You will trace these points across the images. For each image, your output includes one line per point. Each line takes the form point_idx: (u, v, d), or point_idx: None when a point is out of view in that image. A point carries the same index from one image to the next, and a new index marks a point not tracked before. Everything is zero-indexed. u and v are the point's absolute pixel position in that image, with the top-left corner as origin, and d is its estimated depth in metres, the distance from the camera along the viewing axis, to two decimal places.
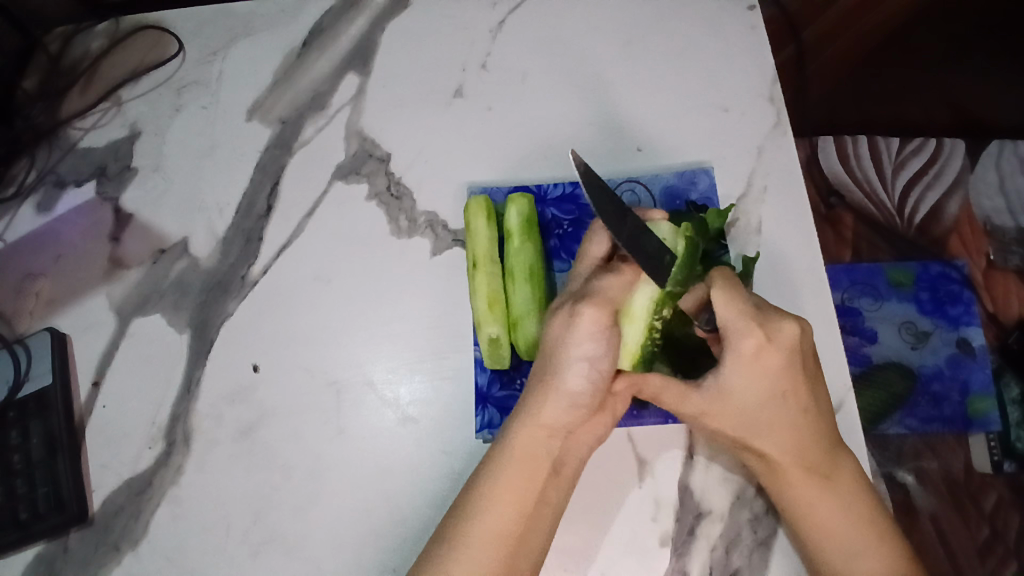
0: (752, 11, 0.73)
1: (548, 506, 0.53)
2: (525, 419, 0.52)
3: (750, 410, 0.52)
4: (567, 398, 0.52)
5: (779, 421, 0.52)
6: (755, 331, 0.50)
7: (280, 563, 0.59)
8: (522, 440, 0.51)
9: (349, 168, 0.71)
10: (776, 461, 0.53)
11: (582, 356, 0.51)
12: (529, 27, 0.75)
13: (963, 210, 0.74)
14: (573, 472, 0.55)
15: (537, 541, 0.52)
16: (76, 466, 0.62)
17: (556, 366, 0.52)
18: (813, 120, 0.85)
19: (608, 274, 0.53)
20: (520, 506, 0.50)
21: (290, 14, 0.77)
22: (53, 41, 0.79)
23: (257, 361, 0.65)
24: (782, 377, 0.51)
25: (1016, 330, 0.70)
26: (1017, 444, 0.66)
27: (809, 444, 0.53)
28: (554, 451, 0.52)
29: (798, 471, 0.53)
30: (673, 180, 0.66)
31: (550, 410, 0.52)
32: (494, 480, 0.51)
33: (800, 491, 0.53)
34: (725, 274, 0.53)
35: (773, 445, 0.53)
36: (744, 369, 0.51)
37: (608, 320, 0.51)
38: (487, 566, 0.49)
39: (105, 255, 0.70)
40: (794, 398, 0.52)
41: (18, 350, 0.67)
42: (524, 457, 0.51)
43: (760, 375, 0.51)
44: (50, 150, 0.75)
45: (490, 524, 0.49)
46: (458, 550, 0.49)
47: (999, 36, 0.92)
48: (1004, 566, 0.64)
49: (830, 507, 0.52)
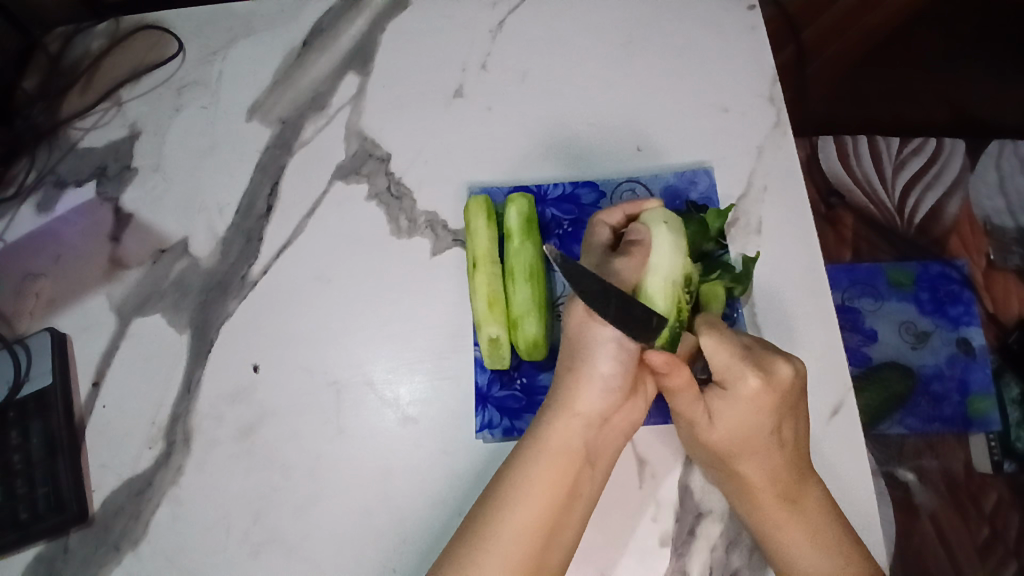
0: (752, 11, 0.73)
1: (580, 496, 0.52)
2: (560, 406, 0.53)
3: (733, 441, 0.53)
4: (599, 381, 0.53)
5: (759, 447, 0.54)
6: (750, 372, 0.52)
7: (280, 563, 0.59)
8: (556, 428, 0.52)
9: (349, 168, 0.71)
10: (754, 485, 0.54)
11: (611, 341, 0.53)
12: (528, 27, 0.75)
13: (963, 210, 0.74)
14: (607, 462, 0.54)
15: (567, 534, 0.52)
16: (75, 467, 0.62)
17: (587, 350, 0.53)
18: (814, 119, 0.85)
19: (621, 257, 0.56)
20: (552, 496, 0.50)
21: (290, 14, 0.77)
22: (53, 41, 0.79)
23: (257, 361, 0.65)
24: (774, 411, 0.52)
25: (1016, 330, 0.70)
26: (1017, 444, 0.66)
27: (784, 471, 0.53)
28: (588, 440, 0.53)
29: (769, 496, 0.54)
30: (673, 180, 0.67)
31: (581, 397, 0.52)
32: (527, 471, 0.51)
33: (772, 515, 0.54)
34: (708, 320, 0.54)
35: (749, 469, 0.54)
36: (736, 399, 0.53)
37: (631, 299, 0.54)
38: (517, 556, 0.48)
39: (105, 255, 0.70)
40: (776, 430, 0.53)
41: (18, 350, 0.67)
42: (557, 446, 0.52)
43: (750, 406, 0.52)
44: (50, 150, 0.75)
45: (523, 515, 0.49)
46: (488, 541, 0.49)
47: (998, 35, 0.92)
48: (1004, 566, 0.64)
49: (803, 535, 0.53)
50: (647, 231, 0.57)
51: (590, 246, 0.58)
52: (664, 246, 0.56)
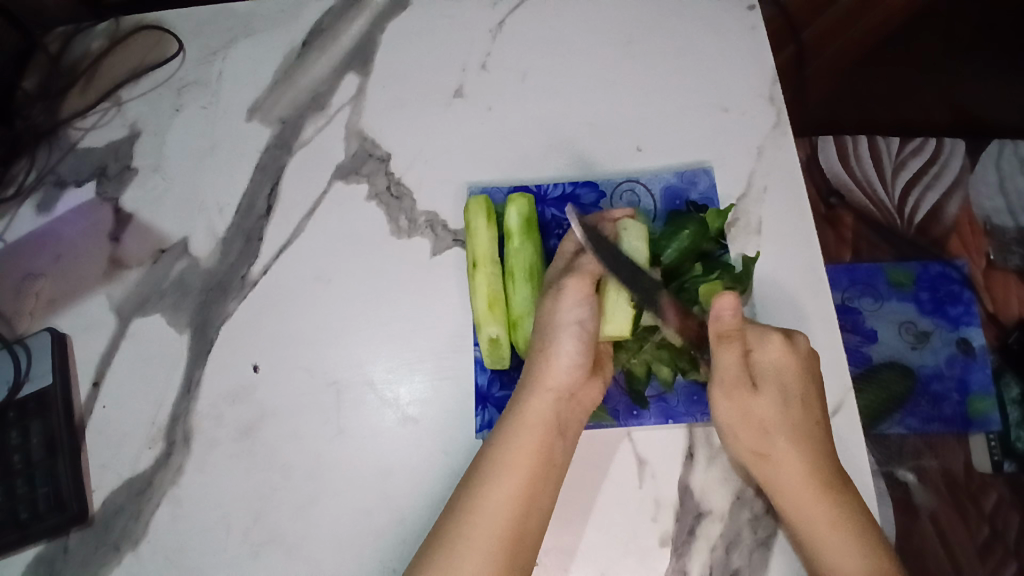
0: (752, 11, 0.73)
1: (556, 467, 0.52)
2: (533, 386, 0.53)
3: (765, 420, 0.55)
4: (566, 357, 0.54)
5: (797, 425, 0.54)
6: (778, 338, 0.55)
7: (280, 563, 0.59)
8: (530, 404, 0.53)
9: (349, 168, 0.71)
10: (787, 471, 0.54)
11: (575, 322, 0.54)
12: (528, 27, 0.75)
13: (963, 210, 0.74)
14: (577, 436, 0.55)
15: (548, 503, 0.51)
16: (75, 467, 0.62)
17: (551, 332, 0.54)
18: (812, 121, 0.86)
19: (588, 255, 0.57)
20: (530, 465, 0.51)
21: (290, 14, 0.77)
22: (53, 41, 0.79)
23: (257, 361, 0.65)
24: (800, 388, 0.55)
25: (1016, 330, 0.69)
26: (1017, 444, 0.66)
27: (820, 452, 0.54)
28: (559, 413, 0.53)
29: (812, 482, 0.53)
30: (673, 180, 0.66)
31: (550, 372, 0.54)
32: (505, 444, 0.51)
33: (808, 505, 0.52)
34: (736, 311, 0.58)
35: (791, 451, 0.54)
36: (768, 370, 0.55)
37: (593, 285, 0.54)
38: (502, 526, 0.48)
39: (105, 255, 0.70)
40: (809, 407, 0.55)
41: (18, 350, 0.67)
42: (534, 418, 0.52)
43: (778, 378, 0.55)
44: (50, 150, 0.75)
45: (503, 484, 0.50)
46: (473, 511, 0.49)
47: (998, 36, 0.93)
48: (1004, 566, 0.64)
49: (841, 532, 0.51)
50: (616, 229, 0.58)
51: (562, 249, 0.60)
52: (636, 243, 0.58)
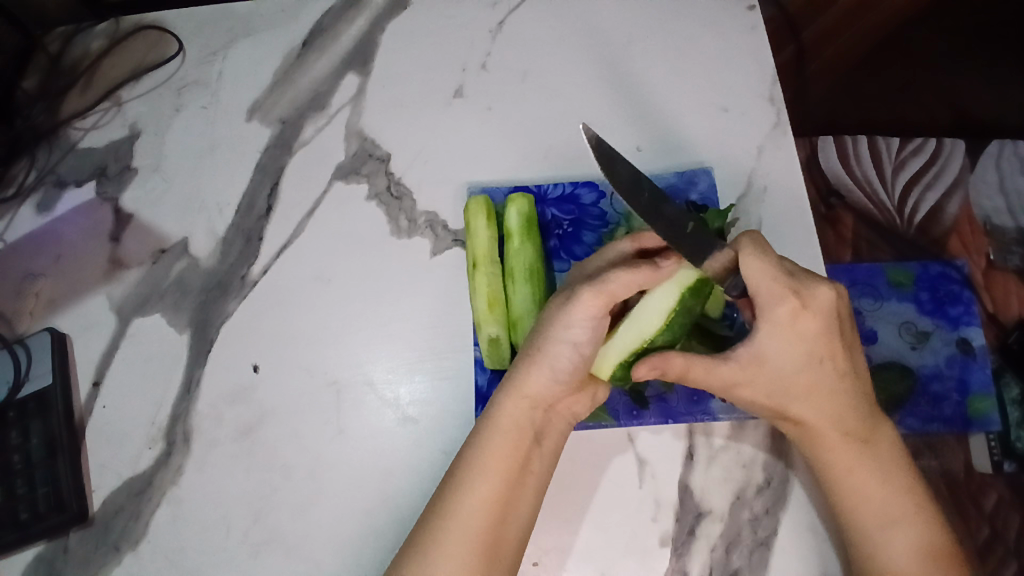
0: (752, 11, 0.73)
1: (532, 475, 0.52)
2: (508, 390, 0.53)
3: (784, 383, 0.52)
4: (551, 368, 0.52)
5: (816, 387, 0.52)
6: (789, 298, 0.50)
7: (280, 563, 0.59)
8: (507, 409, 0.52)
9: (349, 168, 0.71)
10: (815, 427, 0.53)
11: (568, 340, 0.52)
12: (528, 27, 0.75)
13: (963, 210, 0.74)
14: (557, 444, 0.54)
15: (523, 509, 0.51)
16: (75, 467, 0.62)
17: (542, 342, 0.52)
18: (812, 122, 0.85)
19: (622, 268, 0.51)
20: (504, 473, 0.50)
21: (290, 14, 0.77)
22: (53, 41, 0.79)
23: (257, 361, 0.65)
24: (816, 343, 0.51)
25: (1016, 330, 0.69)
26: (1017, 444, 0.65)
27: (846, 409, 0.52)
28: (536, 421, 0.53)
29: (834, 436, 0.52)
30: (673, 180, 0.66)
31: (532, 379, 0.52)
32: (478, 452, 0.51)
33: (840, 457, 0.52)
34: (754, 242, 0.51)
35: (810, 412, 0.52)
36: (778, 333, 0.51)
37: (602, 309, 0.51)
38: (477, 534, 0.48)
39: (105, 255, 0.70)
40: (830, 363, 0.51)
41: (18, 350, 0.67)
42: (509, 424, 0.52)
43: (795, 338, 0.51)
44: (50, 150, 0.75)
45: (479, 490, 0.49)
46: (448, 518, 0.49)
47: (995, 38, 0.93)
48: (1004, 566, 0.63)
49: (862, 479, 0.52)
50: (675, 261, 0.53)
51: (609, 251, 0.57)
52: (673, 288, 0.53)
